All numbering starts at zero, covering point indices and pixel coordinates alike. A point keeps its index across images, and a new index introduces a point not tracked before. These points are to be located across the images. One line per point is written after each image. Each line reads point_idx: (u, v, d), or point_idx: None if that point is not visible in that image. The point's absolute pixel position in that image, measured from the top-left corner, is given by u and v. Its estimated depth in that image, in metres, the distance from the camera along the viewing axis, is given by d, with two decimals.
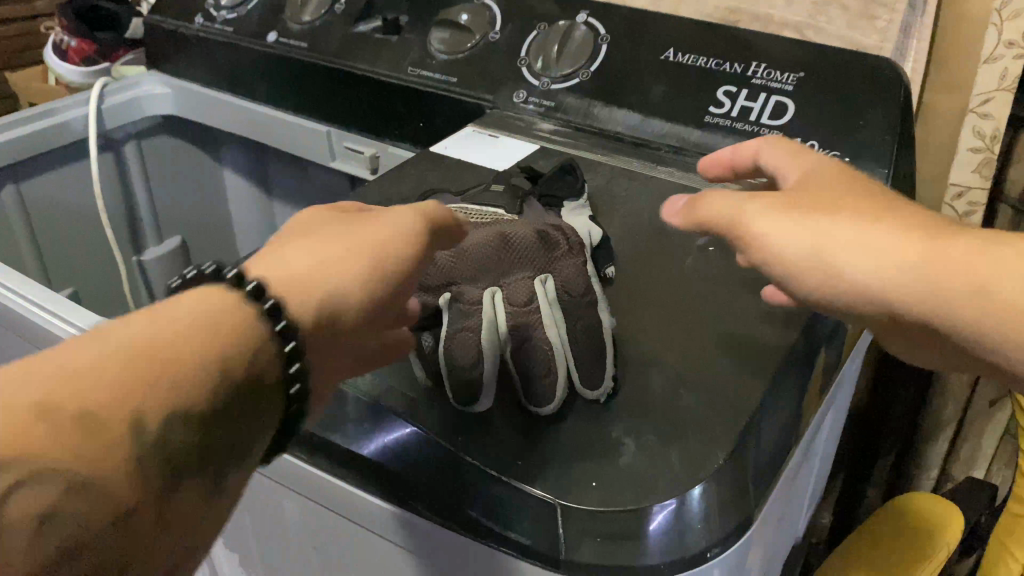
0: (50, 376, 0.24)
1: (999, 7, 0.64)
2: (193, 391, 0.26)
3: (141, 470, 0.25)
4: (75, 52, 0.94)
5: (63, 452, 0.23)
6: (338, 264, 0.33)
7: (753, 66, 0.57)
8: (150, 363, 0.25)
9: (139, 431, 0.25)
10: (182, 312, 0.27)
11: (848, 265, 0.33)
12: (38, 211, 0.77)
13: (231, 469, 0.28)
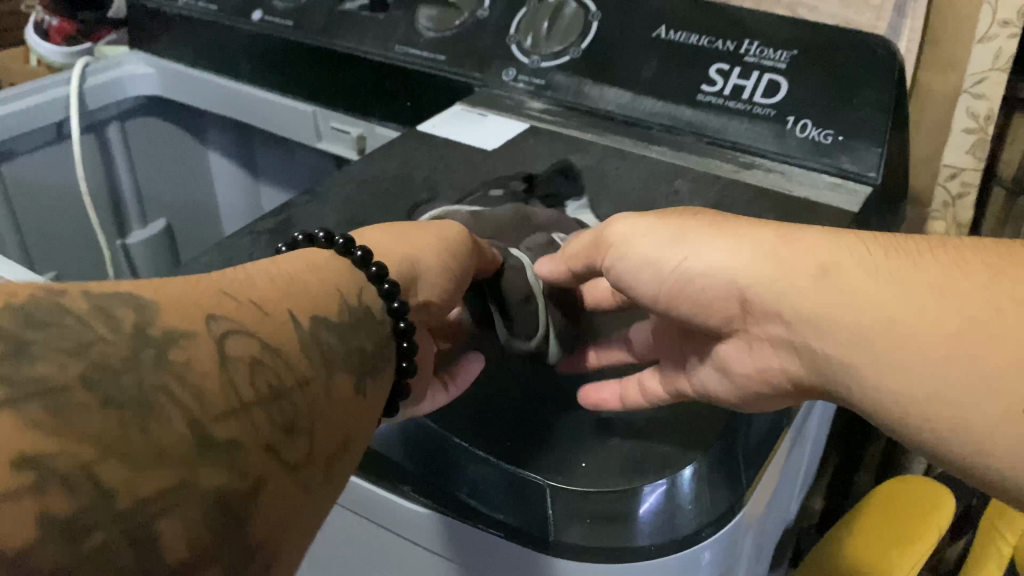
0: (220, 280, 0.30)
1: None
2: (330, 299, 0.32)
3: (307, 343, 0.30)
4: (56, 32, 0.93)
5: (253, 315, 0.29)
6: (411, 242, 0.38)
7: (746, 43, 0.56)
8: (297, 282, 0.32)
9: (296, 316, 0.30)
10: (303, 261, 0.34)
11: (699, 257, 0.36)
12: (20, 192, 0.76)
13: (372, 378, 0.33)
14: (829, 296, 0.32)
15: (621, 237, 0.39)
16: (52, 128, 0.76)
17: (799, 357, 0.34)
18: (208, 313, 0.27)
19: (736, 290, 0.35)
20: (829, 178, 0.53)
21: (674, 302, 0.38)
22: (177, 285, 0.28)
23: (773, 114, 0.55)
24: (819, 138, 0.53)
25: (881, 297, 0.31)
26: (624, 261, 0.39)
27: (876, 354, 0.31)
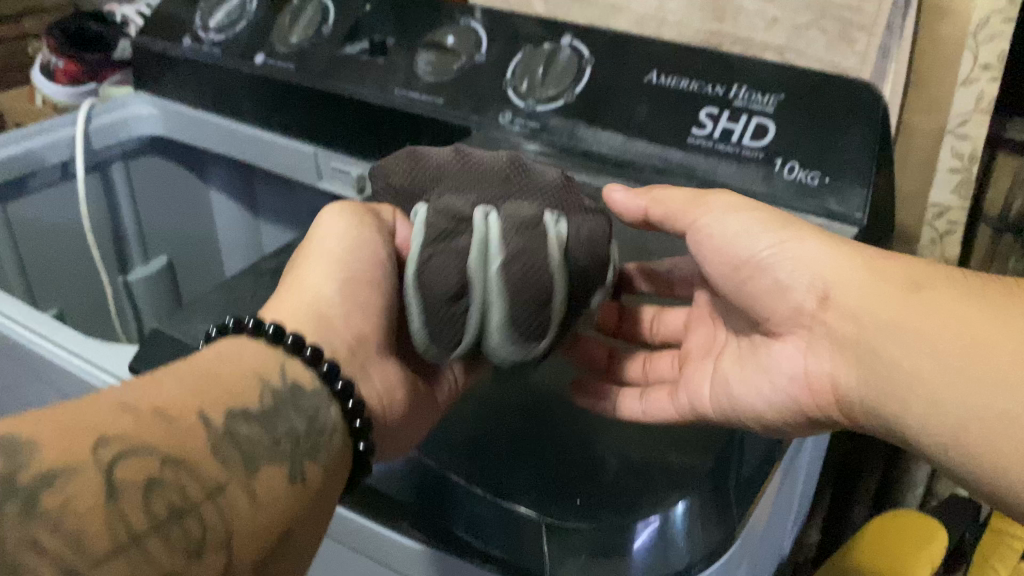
0: (146, 394, 0.34)
1: (975, 30, 0.65)
2: (251, 394, 0.37)
3: (220, 446, 0.34)
4: (62, 73, 0.95)
5: (162, 428, 0.32)
6: (304, 295, 0.43)
7: (735, 88, 0.58)
8: (211, 384, 0.36)
9: (207, 417, 0.34)
10: (220, 358, 0.38)
11: (790, 259, 0.43)
12: (25, 231, 0.77)
13: (311, 460, 0.37)
14: (876, 304, 0.39)
15: (711, 224, 0.46)
16: (57, 169, 0.78)
17: (849, 368, 0.41)
18: (100, 436, 0.30)
19: (820, 287, 0.41)
20: (816, 219, 0.54)
21: (753, 289, 0.45)
22: (83, 411, 0.31)
23: (762, 156, 0.56)
24: (806, 180, 0.55)
25: (918, 312, 0.37)
26: (710, 241, 0.46)
27: (903, 363, 0.37)
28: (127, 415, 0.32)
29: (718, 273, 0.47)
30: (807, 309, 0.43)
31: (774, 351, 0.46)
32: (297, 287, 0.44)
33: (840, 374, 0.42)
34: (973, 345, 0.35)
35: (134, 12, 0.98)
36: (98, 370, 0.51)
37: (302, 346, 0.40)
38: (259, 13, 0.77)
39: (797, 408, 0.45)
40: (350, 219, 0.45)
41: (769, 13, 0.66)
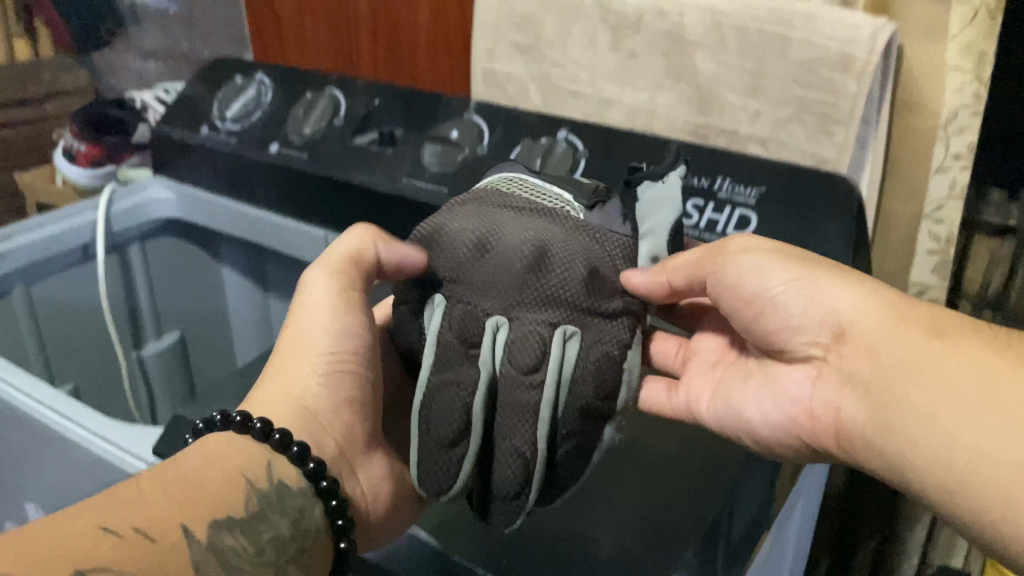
0: (133, 511, 0.40)
1: (944, 122, 0.69)
2: (234, 499, 0.44)
3: (200, 561, 0.41)
4: (84, 157, 1.00)
5: (143, 547, 0.39)
6: (291, 391, 0.51)
7: (718, 181, 0.63)
8: (194, 495, 0.43)
9: (189, 531, 0.41)
10: (205, 460, 0.45)
11: (821, 286, 0.46)
12: (45, 311, 0.80)
13: (293, 565, 0.45)
14: (899, 345, 0.42)
15: (733, 265, 0.49)
16: (77, 251, 0.82)
17: (859, 404, 0.44)
18: (79, 567, 0.37)
19: (836, 322, 0.45)
20: None
21: (766, 322, 0.49)
22: (66, 533, 0.38)
23: None
24: None
25: (934, 361, 0.40)
26: (730, 278, 0.49)
27: (915, 407, 0.41)
28: (106, 539, 0.38)
29: (733, 306, 0.50)
30: (822, 342, 0.47)
31: (784, 375, 0.50)
32: (284, 381, 0.51)
33: (846, 408, 0.45)
34: (987, 400, 0.38)
35: (153, 97, 1.03)
36: (116, 449, 0.53)
37: (287, 444, 0.47)
38: (275, 104, 0.83)
39: (793, 431, 0.49)
40: (337, 299, 0.52)
41: (751, 108, 0.69)
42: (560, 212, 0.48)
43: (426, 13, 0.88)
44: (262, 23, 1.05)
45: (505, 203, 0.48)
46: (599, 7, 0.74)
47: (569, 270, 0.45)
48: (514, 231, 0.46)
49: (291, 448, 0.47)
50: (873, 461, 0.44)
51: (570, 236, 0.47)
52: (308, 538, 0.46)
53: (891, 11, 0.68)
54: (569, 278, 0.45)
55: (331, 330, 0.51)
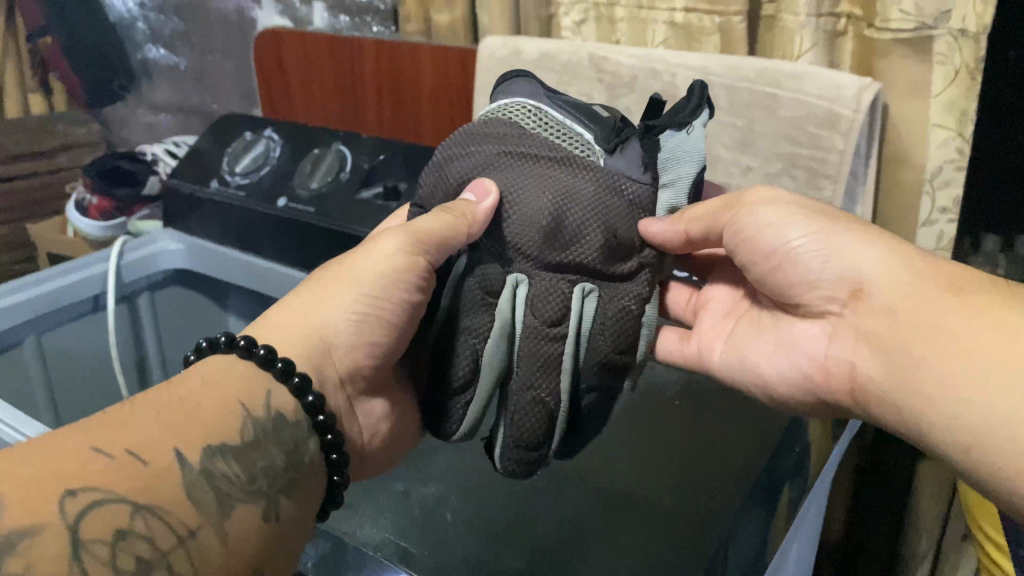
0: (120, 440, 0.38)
1: (929, 178, 0.71)
2: (229, 426, 0.42)
3: (192, 486, 0.39)
4: (95, 209, 1.03)
5: (133, 469, 0.37)
6: (313, 324, 0.49)
7: None
8: (186, 417, 0.41)
9: (182, 457, 0.39)
10: (204, 382, 0.44)
11: (840, 240, 0.47)
12: (55, 360, 0.82)
13: (284, 497, 0.43)
14: (915, 295, 0.44)
15: (748, 216, 0.51)
16: (88, 301, 0.84)
17: (872, 357, 0.46)
18: (66, 488, 0.35)
19: (857, 279, 0.46)
20: None
21: (780, 276, 0.51)
22: (50, 458, 0.36)
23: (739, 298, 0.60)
24: None
25: (949, 311, 0.42)
26: (746, 228, 0.51)
27: (930, 355, 0.42)
28: (95, 460, 0.37)
29: (749, 259, 0.52)
30: (839, 298, 0.48)
31: (796, 329, 0.52)
32: (312, 311, 0.49)
33: (861, 364, 0.47)
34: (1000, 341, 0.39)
35: (162, 151, 1.05)
36: None
37: (290, 374, 0.45)
38: (281, 160, 0.86)
39: (805, 384, 0.51)
40: (401, 258, 0.49)
41: (742, 163, 0.72)
42: (587, 161, 0.48)
43: (428, 73, 0.92)
44: (269, 82, 1.09)
45: (533, 145, 0.48)
46: (595, 67, 0.77)
47: (592, 232, 0.46)
48: (541, 187, 0.47)
49: (296, 379, 0.45)
50: (887, 415, 0.45)
51: (596, 196, 0.47)
52: (302, 472, 0.45)
53: (875, 71, 0.71)
54: (590, 244, 0.46)
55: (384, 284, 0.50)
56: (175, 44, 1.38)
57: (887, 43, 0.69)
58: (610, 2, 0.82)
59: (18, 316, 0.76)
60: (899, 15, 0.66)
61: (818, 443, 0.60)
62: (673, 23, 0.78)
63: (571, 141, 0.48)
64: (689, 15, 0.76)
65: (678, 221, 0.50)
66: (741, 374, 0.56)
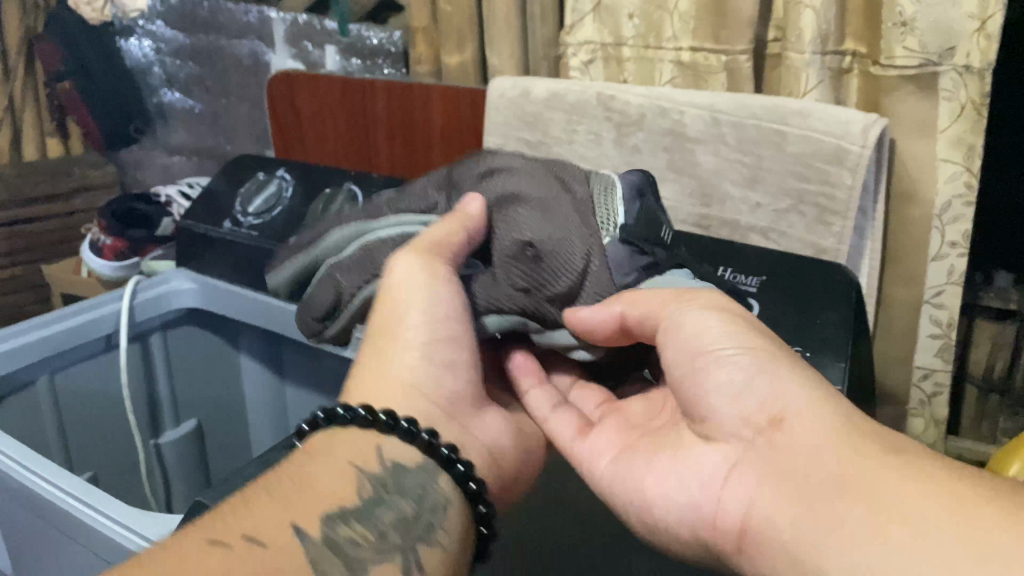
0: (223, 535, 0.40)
1: (939, 212, 0.71)
2: (346, 489, 0.44)
3: (318, 556, 0.40)
4: (110, 249, 1.06)
5: (258, 556, 0.39)
6: (392, 377, 0.50)
7: (721, 270, 0.65)
8: (301, 498, 0.43)
9: (302, 530, 0.41)
10: (315, 460, 0.46)
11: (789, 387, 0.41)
12: (66, 399, 0.82)
13: (422, 543, 0.44)
14: (853, 461, 0.36)
15: (675, 318, 0.44)
16: (100, 340, 0.85)
17: (779, 504, 0.38)
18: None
19: (778, 411, 0.40)
20: None
21: (699, 385, 0.44)
22: (179, 555, 0.38)
23: None
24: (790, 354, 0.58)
25: (888, 476, 0.35)
26: (682, 332, 0.44)
27: (865, 522, 0.34)
28: (215, 550, 0.38)
29: (675, 365, 0.45)
30: (755, 423, 0.41)
31: (702, 454, 0.44)
32: (385, 372, 0.50)
33: (757, 504, 0.39)
34: (948, 516, 0.32)
35: (176, 192, 1.06)
36: (141, 538, 0.54)
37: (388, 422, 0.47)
38: (294, 201, 0.87)
39: (700, 527, 0.43)
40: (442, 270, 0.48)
41: (751, 199, 0.72)
42: (592, 200, 0.48)
43: (439, 114, 0.93)
44: (283, 124, 1.10)
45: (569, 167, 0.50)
46: (603, 106, 0.78)
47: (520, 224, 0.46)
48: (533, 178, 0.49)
49: (402, 425, 0.46)
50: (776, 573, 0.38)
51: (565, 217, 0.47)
52: (437, 513, 0.46)
53: (881, 108, 0.72)
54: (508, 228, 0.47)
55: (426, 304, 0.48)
56: (189, 88, 1.40)
57: (892, 80, 0.69)
58: (617, 43, 0.83)
59: (32, 356, 0.76)
60: (903, 52, 0.67)
61: None
62: (680, 62, 0.79)
63: (607, 185, 0.49)
64: (695, 54, 0.77)
65: (615, 300, 0.44)
66: (623, 487, 0.48)
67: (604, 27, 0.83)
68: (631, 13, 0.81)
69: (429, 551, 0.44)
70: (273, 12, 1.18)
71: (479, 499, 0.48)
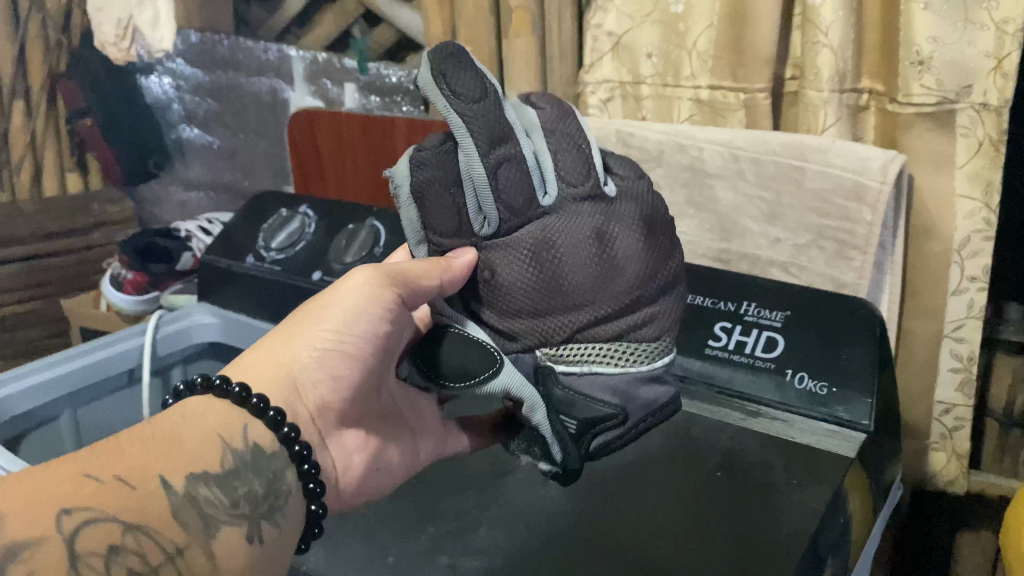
0: (116, 463, 0.39)
1: (958, 248, 0.72)
2: (210, 455, 0.43)
3: (178, 509, 0.40)
4: (131, 285, 1.05)
5: (123, 496, 0.38)
6: (283, 359, 0.51)
7: (746, 305, 0.66)
8: (170, 448, 0.41)
9: (168, 483, 0.40)
10: (183, 417, 0.44)
11: None
12: (88, 434, 0.83)
13: (266, 521, 0.44)
14: None
15: None
16: (122, 376, 0.85)
17: None
18: (62, 506, 0.36)
19: None
20: (826, 425, 0.57)
21: None
22: (45, 481, 0.37)
23: (773, 366, 0.61)
24: (815, 389, 0.59)
25: None
26: None
27: None
28: (87, 485, 0.38)
29: None
30: None
31: None
32: (278, 352, 0.51)
33: None
34: None
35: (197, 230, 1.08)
36: None
37: (280, 424, 0.46)
38: (317, 236, 0.88)
39: None
40: (371, 289, 0.52)
41: (771, 234, 0.73)
42: (593, 337, 0.50)
43: None
44: (303, 159, 1.13)
45: (649, 319, 0.50)
46: (623, 142, 0.79)
47: (520, 276, 0.49)
48: (601, 282, 0.49)
49: (270, 413, 0.46)
50: None
51: (545, 306, 0.49)
52: (281, 500, 0.45)
53: (898, 144, 0.72)
54: (519, 264, 0.49)
55: (353, 314, 0.52)
56: (209, 125, 1.43)
57: (909, 117, 0.70)
58: (636, 81, 0.85)
59: (57, 392, 0.77)
60: (921, 90, 0.68)
61: (860, 516, 0.56)
62: (699, 100, 0.81)
63: (618, 358, 0.50)
64: (713, 92, 0.79)
65: None
66: None
67: (623, 66, 0.85)
68: (651, 52, 0.83)
69: (271, 531, 0.44)
70: (292, 50, 1.20)
71: (314, 498, 0.48)
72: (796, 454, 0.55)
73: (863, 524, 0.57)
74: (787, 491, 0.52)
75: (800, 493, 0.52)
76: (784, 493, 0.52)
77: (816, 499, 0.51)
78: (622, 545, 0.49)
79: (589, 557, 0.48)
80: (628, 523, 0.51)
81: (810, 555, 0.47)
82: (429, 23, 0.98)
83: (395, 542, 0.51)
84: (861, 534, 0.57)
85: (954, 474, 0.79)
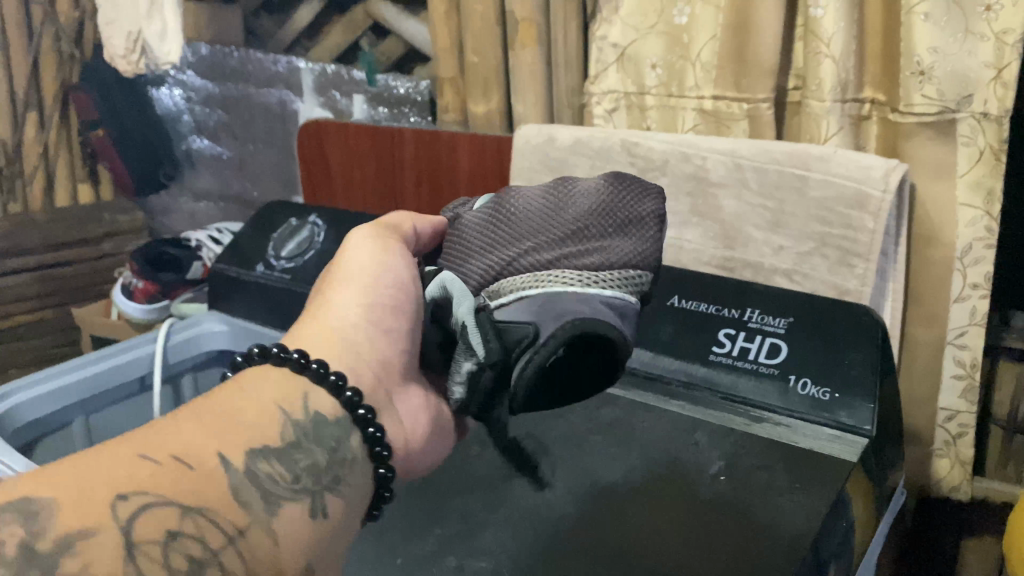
0: (171, 443, 0.36)
1: (960, 255, 0.72)
2: (270, 428, 0.40)
3: (240, 486, 0.37)
4: (141, 293, 1.07)
5: (182, 474, 0.35)
6: (332, 324, 0.49)
7: (749, 312, 0.67)
8: (229, 423, 0.39)
9: (227, 459, 0.37)
10: (242, 390, 0.42)
11: None
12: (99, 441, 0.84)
13: (329, 493, 0.42)
14: None
15: None
16: (134, 383, 0.86)
17: None
18: (119, 492, 0.33)
19: None
20: (829, 430, 0.58)
21: None
22: (98, 461, 0.34)
23: (776, 372, 0.62)
24: (818, 395, 0.60)
25: None
26: None
27: None
28: (146, 464, 0.35)
29: None
30: None
31: None
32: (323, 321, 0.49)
33: None
34: None
35: (206, 237, 1.09)
36: None
37: (342, 388, 0.44)
38: (325, 245, 0.89)
39: None
40: (380, 248, 0.54)
41: (775, 242, 0.73)
42: (533, 262, 0.46)
43: (465, 159, 0.96)
44: (311, 169, 1.14)
45: (592, 250, 0.46)
46: (628, 152, 0.80)
47: (476, 219, 0.50)
48: (552, 216, 0.48)
49: (331, 377, 0.44)
50: None
51: (491, 238, 0.49)
52: (345, 468, 0.43)
53: (900, 153, 0.73)
54: (481, 210, 0.51)
55: (378, 267, 0.52)
56: (218, 136, 1.44)
57: (912, 126, 0.71)
58: (640, 92, 0.86)
59: (69, 399, 0.78)
60: (921, 100, 0.69)
61: (862, 521, 0.56)
62: (702, 110, 0.82)
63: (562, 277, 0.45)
64: (717, 102, 0.80)
65: None
66: None
67: (627, 77, 0.86)
68: (654, 62, 0.84)
69: (335, 502, 0.42)
70: (302, 62, 1.22)
71: (383, 462, 0.46)
72: (798, 458, 0.56)
73: (864, 529, 0.57)
74: (788, 494, 0.53)
75: (802, 496, 0.52)
76: (785, 495, 0.53)
77: (821, 501, 0.52)
78: (627, 550, 0.50)
79: (593, 561, 0.49)
80: (633, 526, 0.52)
81: (815, 555, 0.48)
82: (437, 34, 0.99)
83: (402, 544, 0.52)
84: (863, 538, 0.57)
85: (958, 481, 0.79)
